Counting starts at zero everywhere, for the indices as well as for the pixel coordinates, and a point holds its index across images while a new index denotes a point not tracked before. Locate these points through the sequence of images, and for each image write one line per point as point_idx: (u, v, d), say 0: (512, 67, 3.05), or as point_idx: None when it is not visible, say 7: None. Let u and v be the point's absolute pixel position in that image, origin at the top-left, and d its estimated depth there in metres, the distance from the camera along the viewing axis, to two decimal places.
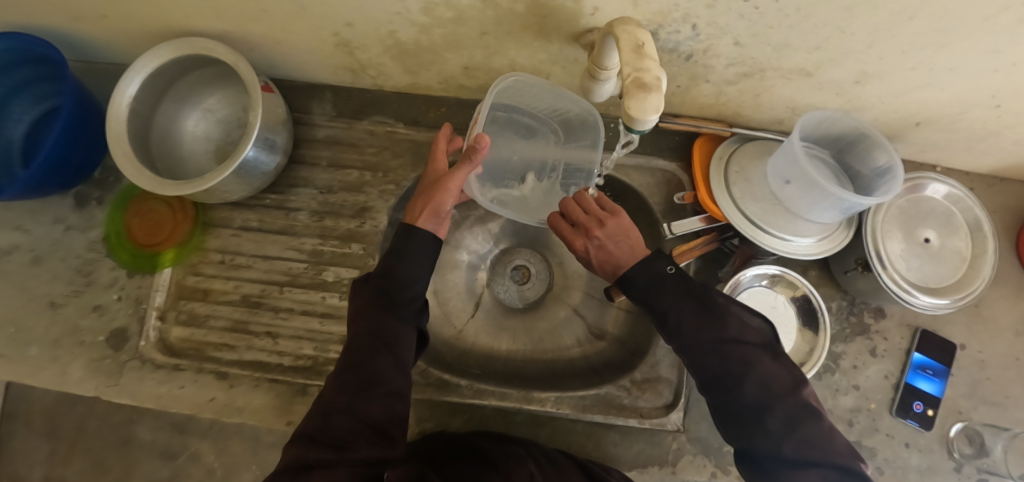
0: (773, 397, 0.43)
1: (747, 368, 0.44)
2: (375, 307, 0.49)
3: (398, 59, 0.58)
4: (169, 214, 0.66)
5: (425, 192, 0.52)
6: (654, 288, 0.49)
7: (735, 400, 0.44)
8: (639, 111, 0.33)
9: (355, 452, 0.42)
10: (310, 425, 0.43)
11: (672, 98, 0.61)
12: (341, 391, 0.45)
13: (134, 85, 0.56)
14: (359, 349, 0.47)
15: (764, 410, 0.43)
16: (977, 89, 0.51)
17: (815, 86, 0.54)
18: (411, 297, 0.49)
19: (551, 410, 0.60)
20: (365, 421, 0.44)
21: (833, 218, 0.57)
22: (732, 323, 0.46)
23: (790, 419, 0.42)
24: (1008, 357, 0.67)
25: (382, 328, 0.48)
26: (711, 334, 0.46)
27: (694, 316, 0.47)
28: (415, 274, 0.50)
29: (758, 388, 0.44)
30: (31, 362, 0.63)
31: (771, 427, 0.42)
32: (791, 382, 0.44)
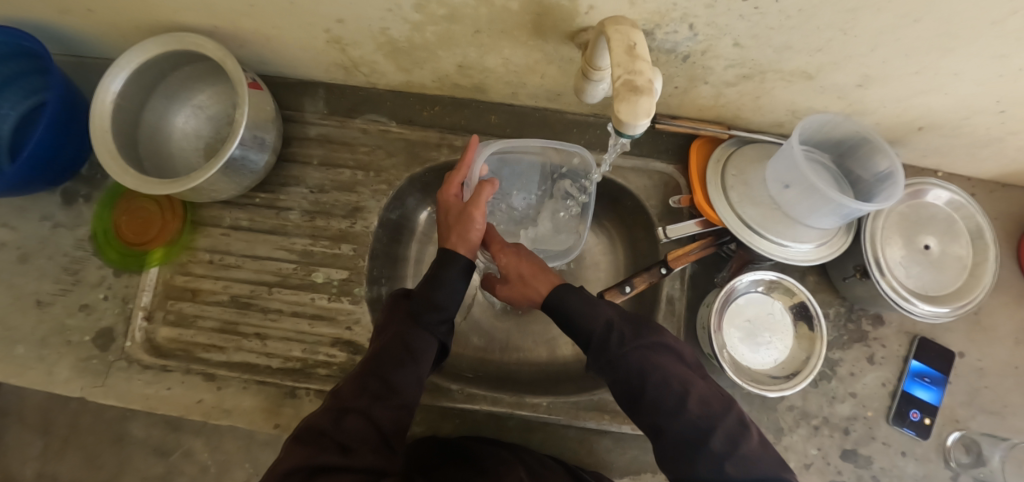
0: (678, 412, 0.45)
1: (683, 386, 0.46)
2: (404, 321, 0.51)
3: (392, 57, 0.57)
4: (157, 212, 0.65)
5: (455, 222, 0.55)
6: (591, 310, 0.51)
7: (678, 423, 0.45)
8: (630, 115, 0.31)
9: (358, 458, 0.41)
10: (323, 422, 0.44)
11: (670, 100, 0.59)
12: (361, 395, 0.46)
13: (119, 80, 0.55)
14: (383, 358, 0.48)
15: (704, 431, 0.44)
16: (981, 94, 0.50)
17: (816, 89, 0.53)
18: (441, 316, 0.51)
19: (543, 415, 0.59)
20: (378, 426, 0.44)
21: (833, 225, 0.56)
22: (666, 339, 0.49)
23: (730, 437, 0.44)
24: (1007, 365, 0.66)
25: (409, 341, 0.49)
26: (634, 347, 0.48)
27: (635, 337, 0.49)
28: (447, 300, 0.51)
29: (666, 403, 0.46)
30: (17, 361, 0.62)
31: (713, 446, 0.43)
32: (682, 391, 0.46)
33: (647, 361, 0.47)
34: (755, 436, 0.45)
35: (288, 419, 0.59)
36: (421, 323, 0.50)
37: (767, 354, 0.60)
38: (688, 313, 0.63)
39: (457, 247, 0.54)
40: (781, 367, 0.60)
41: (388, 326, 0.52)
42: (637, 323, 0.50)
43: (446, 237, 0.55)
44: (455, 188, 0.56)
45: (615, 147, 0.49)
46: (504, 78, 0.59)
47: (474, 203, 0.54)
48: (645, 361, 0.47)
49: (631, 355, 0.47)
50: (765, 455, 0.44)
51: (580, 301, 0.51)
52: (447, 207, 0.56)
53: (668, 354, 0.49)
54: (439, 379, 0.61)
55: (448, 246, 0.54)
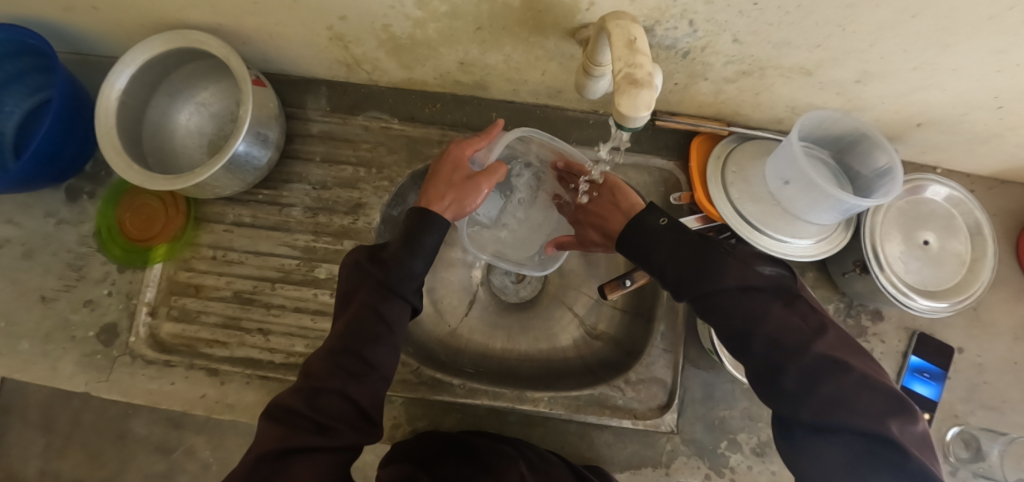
0: (748, 347, 0.44)
1: (751, 321, 0.44)
2: (375, 292, 0.48)
3: (393, 54, 0.57)
4: (161, 208, 0.66)
5: (454, 181, 0.54)
6: (648, 247, 0.51)
7: (750, 358, 0.44)
8: (631, 107, 0.31)
9: (335, 437, 0.41)
10: (295, 402, 0.43)
11: (670, 96, 0.60)
12: (334, 374, 0.44)
13: (124, 77, 0.55)
14: (355, 334, 0.46)
15: (778, 368, 0.42)
16: (980, 90, 0.50)
17: (816, 85, 0.53)
18: (414, 284, 0.50)
19: (544, 410, 0.60)
20: (354, 402, 0.44)
21: (832, 220, 0.56)
22: (732, 272, 0.46)
23: (810, 376, 0.40)
24: (1006, 361, 0.66)
25: (383, 312, 0.47)
26: (698, 283, 0.47)
27: (693, 272, 0.47)
28: (420, 267, 0.50)
29: (733, 337, 0.45)
30: (22, 357, 0.62)
31: (785, 385, 0.41)
32: (750, 325, 0.44)
33: (711, 297, 0.46)
34: (853, 375, 0.39)
35: None
36: (395, 293, 0.48)
37: None
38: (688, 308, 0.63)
39: (446, 210, 0.53)
40: None
41: (357, 295, 0.49)
42: (707, 257, 0.47)
43: (438, 194, 0.54)
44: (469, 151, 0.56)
45: (615, 143, 0.49)
46: (506, 75, 0.59)
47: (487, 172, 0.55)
48: (708, 299, 0.46)
49: (689, 292, 0.47)
50: (859, 395, 0.38)
51: (645, 235, 0.52)
52: (454, 163, 0.55)
53: (739, 290, 0.45)
54: (440, 374, 0.62)
55: (435, 205, 0.53)
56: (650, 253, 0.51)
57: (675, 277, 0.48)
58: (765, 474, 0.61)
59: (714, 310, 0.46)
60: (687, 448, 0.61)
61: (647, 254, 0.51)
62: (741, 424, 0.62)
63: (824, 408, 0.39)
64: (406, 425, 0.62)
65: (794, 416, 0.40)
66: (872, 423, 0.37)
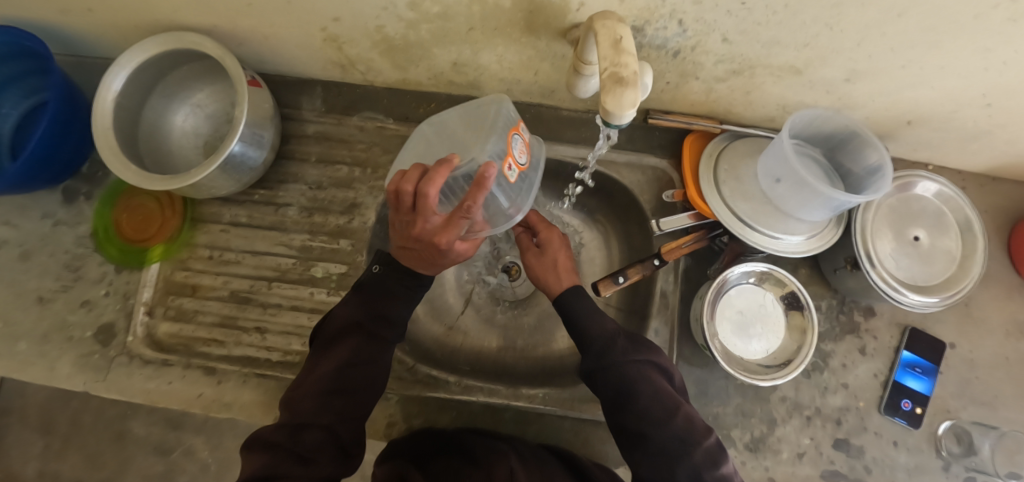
0: (665, 425, 0.48)
1: (671, 402, 0.49)
2: (361, 332, 0.52)
3: (387, 54, 0.58)
4: (157, 209, 0.66)
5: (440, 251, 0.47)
6: (594, 313, 0.55)
7: (660, 433, 0.48)
8: (615, 105, 0.31)
9: (317, 468, 0.45)
10: (280, 436, 0.46)
11: (662, 96, 0.60)
12: (323, 411, 0.48)
13: (119, 79, 0.56)
14: (343, 372, 0.50)
15: (687, 444, 0.47)
16: (968, 88, 0.51)
17: (806, 83, 0.54)
18: (396, 324, 0.53)
19: (539, 407, 0.60)
20: (336, 436, 0.48)
21: (823, 217, 0.57)
22: (658, 355, 0.53)
23: (710, 456, 0.47)
24: (998, 356, 0.67)
25: (367, 352, 0.51)
26: (631, 360, 0.51)
27: (628, 346, 0.52)
28: (405, 308, 0.53)
29: (658, 415, 0.48)
30: (20, 357, 0.63)
31: (693, 460, 0.47)
32: (671, 405, 0.49)
33: (643, 371, 0.51)
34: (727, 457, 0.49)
35: None
36: (379, 334, 0.52)
37: (758, 345, 0.60)
38: (681, 305, 0.64)
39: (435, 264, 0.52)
40: (772, 357, 0.60)
41: (343, 333, 0.52)
42: (632, 341, 0.53)
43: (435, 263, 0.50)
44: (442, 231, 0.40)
45: (608, 138, 0.49)
46: (499, 75, 0.60)
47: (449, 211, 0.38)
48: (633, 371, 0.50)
49: (621, 366, 0.51)
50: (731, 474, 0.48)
51: (585, 303, 0.56)
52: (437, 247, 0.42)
53: (660, 373, 0.52)
54: (435, 372, 0.62)
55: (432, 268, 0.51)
56: (588, 323, 0.54)
57: (614, 347, 0.52)
58: (758, 469, 0.61)
59: (645, 384, 0.50)
60: None
61: (583, 320, 0.54)
62: (734, 420, 0.62)
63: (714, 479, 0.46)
64: (402, 422, 0.62)
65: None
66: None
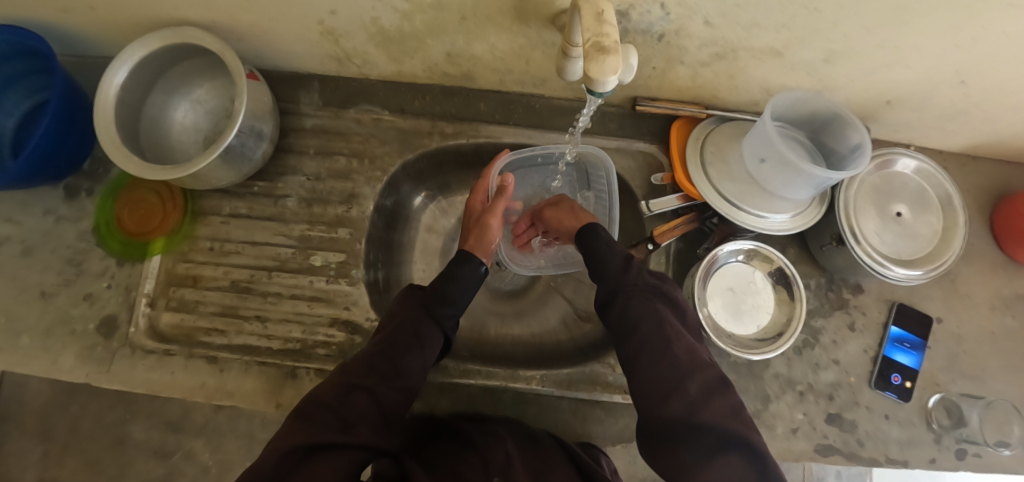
0: (667, 350, 0.49)
1: (674, 332, 0.50)
2: (415, 309, 0.56)
3: (383, 46, 0.60)
4: (159, 203, 0.67)
5: (474, 226, 0.64)
6: (607, 246, 0.57)
7: (660, 358, 0.49)
8: (598, 72, 0.32)
9: (357, 436, 0.47)
10: (330, 397, 0.49)
11: (650, 82, 0.62)
12: (369, 374, 0.51)
13: (121, 73, 0.57)
14: (395, 342, 0.53)
15: (681, 374, 0.47)
16: (942, 66, 0.53)
17: (787, 66, 0.55)
18: (450, 310, 0.57)
19: (537, 388, 0.62)
20: (379, 405, 0.51)
21: (806, 195, 0.58)
22: (675, 292, 0.54)
23: (705, 389, 0.47)
24: (983, 330, 0.69)
25: (419, 329, 0.55)
26: (646, 288, 0.54)
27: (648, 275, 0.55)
28: (458, 294, 0.58)
29: (657, 340, 0.49)
30: (23, 351, 0.63)
31: (687, 388, 0.46)
32: (676, 333, 0.50)
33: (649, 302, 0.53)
34: (733, 402, 0.47)
35: (290, 398, 0.61)
36: (433, 314, 0.56)
37: (749, 320, 0.61)
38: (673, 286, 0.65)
39: (475, 250, 0.62)
40: (762, 332, 0.61)
41: (401, 312, 0.57)
42: (652, 275, 0.56)
43: (465, 239, 0.65)
44: (478, 194, 0.66)
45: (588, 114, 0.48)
46: (491, 65, 0.62)
47: (491, 211, 0.63)
48: (636, 299, 0.53)
49: (629, 297, 0.53)
50: (729, 419, 0.45)
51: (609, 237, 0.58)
52: (471, 211, 0.66)
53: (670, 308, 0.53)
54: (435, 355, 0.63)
55: (466, 246, 0.63)
56: (601, 263, 0.57)
57: (621, 276, 0.55)
58: None
59: (649, 315, 0.51)
60: None
61: (599, 249, 0.57)
62: None
63: (712, 414, 0.45)
64: None
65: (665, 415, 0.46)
66: (744, 429, 0.44)
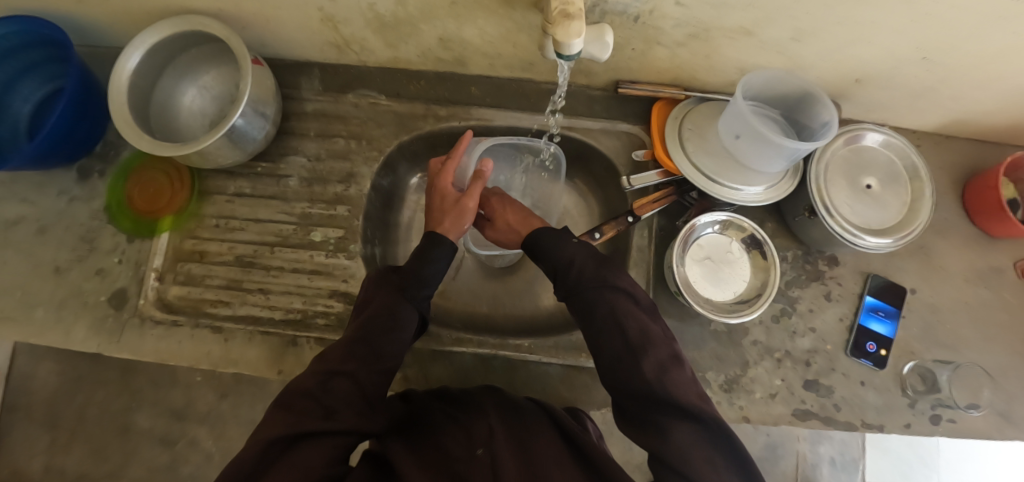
0: (619, 338, 0.51)
1: (627, 319, 0.51)
2: (390, 293, 0.56)
3: (379, 32, 0.64)
4: (167, 183, 0.71)
5: (448, 208, 0.63)
6: (556, 242, 0.58)
7: (613, 343, 0.51)
8: (565, 36, 0.36)
9: (340, 422, 0.48)
10: (310, 385, 0.50)
11: (631, 64, 0.65)
12: (348, 360, 0.52)
13: (134, 58, 0.61)
14: (370, 327, 0.54)
15: (634, 354, 0.49)
16: (903, 42, 0.55)
17: (758, 45, 0.58)
18: (422, 289, 0.57)
19: (526, 354, 0.65)
20: (361, 390, 0.51)
21: (779, 167, 0.62)
22: (626, 278, 0.55)
23: (660, 366, 0.48)
24: (957, 301, 0.72)
25: (394, 310, 0.55)
26: (591, 284, 0.54)
27: (594, 266, 0.55)
28: (432, 275, 0.58)
29: (609, 329, 0.51)
30: (38, 323, 0.67)
31: (643, 370, 0.48)
32: (627, 320, 0.51)
33: (603, 291, 0.53)
34: (686, 378, 0.49)
35: (291, 365, 0.64)
36: (406, 296, 0.56)
37: (728, 287, 0.64)
38: (655, 258, 0.68)
39: (450, 232, 0.62)
40: (739, 297, 0.64)
41: (375, 299, 0.57)
42: (603, 264, 0.56)
43: (437, 221, 0.63)
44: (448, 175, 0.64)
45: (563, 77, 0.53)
46: (481, 49, 0.65)
47: (468, 195, 0.63)
48: (590, 290, 0.53)
49: (585, 290, 0.54)
50: (686, 393, 0.47)
51: (557, 233, 0.59)
52: (442, 192, 0.64)
53: (625, 295, 0.54)
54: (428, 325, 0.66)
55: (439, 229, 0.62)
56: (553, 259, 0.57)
57: (574, 271, 0.55)
58: (733, 409, 0.65)
59: (603, 308, 0.52)
60: None
61: (551, 247, 0.58)
62: (709, 364, 0.66)
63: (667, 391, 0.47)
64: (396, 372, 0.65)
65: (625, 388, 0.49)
66: (697, 403, 0.47)
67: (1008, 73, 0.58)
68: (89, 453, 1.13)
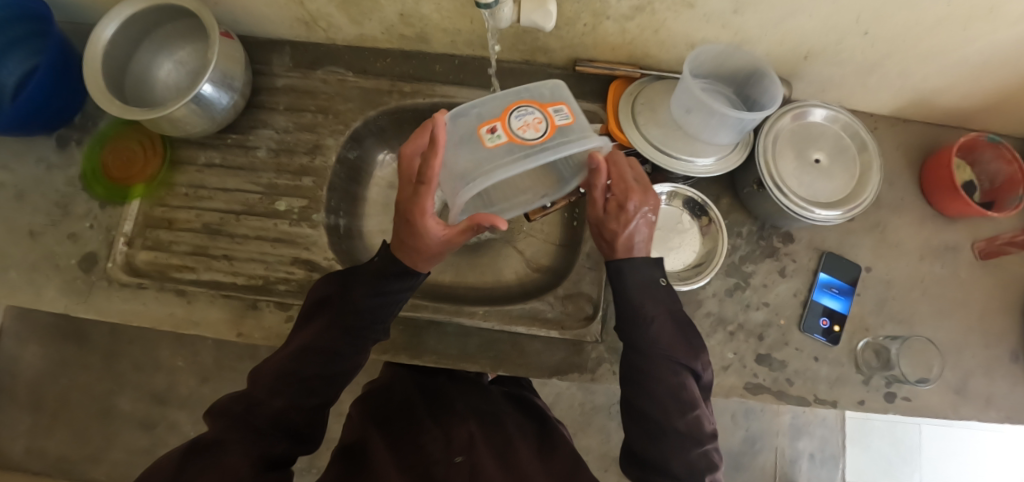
0: (676, 418, 0.50)
1: (689, 403, 0.50)
2: (333, 325, 0.54)
3: (343, 7, 0.66)
4: (140, 152, 0.73)
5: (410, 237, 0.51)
6: (644, 292, 0.54)
7: (671, 422, 0.50)
8: None
9: (267, 445, 0.48)
10: (234, 407, 0.50)
11: (585, 40, 0.67)
12: (278, 393, 0.51)
13: (109, 29, 0.64)
14: (309, 359, 0.53)
15: (679, 438, 0.50)
16: (841, 14, 0.57)
17: (702, 18, 0.60)
18: (373, 321, 0.55)
19: (480, 322, 0.67)
20: (290, 421, 0.51)
21: (727, 139, 0.63)
22: (701, 358, 0.53)
23: (695, 461, 0.50)
24: (912, 278, 0.72)
25: (337, 345, 0.54)
26: (667, 352, 0.52)
27: (671, 335, 0.52)
28: (382, 310, 0.55)
29: (672, 406, 0.50)
30: (8, 284, 0.69)
31: (687, 457, 0.50)
32: (686, 398, 0.51)
33: (675, 370, 0.51)
34: (713, 468, 0.52)
35: (250, 328, 0.66)
36: (350, 328, 0.54)
37: (677, 256, 0.68)
38: None
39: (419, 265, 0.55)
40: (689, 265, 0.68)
41: (313, 325, 0.55)
42: (679, 331, 0.53)
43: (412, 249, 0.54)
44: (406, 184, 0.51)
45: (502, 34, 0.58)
46: (441, 26, 0.68)
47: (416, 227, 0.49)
48: (664, 362, 0.51)
49: (654, 359, 0.51)
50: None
51: (646, 279, 0.54)
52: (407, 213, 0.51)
53: (690, 373, 0.52)
54: None
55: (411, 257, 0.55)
56: (629, 315, 0.53)
57: (647, 332, 0.52)
58: None
59: (673, 379, 0.51)
60: (612, 355, 0.66)
61: (630, 297, 0.53)
62: None
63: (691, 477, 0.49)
64: None
65: (663, 464, 0.50)
66: None
67: (947, 46, 0.60)
68: (69, 435, 1.14)
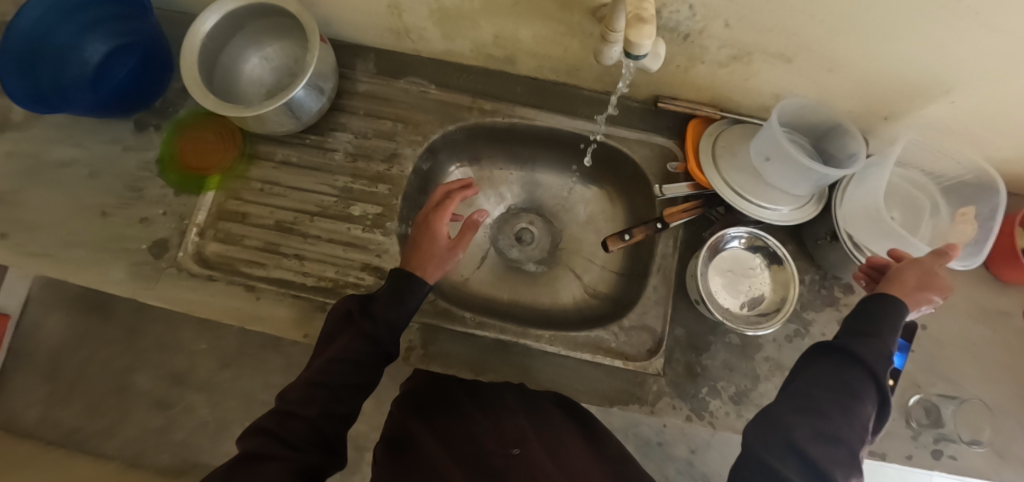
0: (855, 438, 0.46)
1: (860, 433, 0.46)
2: (360, 336, 0.54)
3: (439, 24, 0.67)
4: (218, 143, 0.74)
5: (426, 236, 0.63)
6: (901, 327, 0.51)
7: (849, 436, 0.46)
8: (637, 37, 0.44)
9: (302, 454, 0.47)
10: (268, 421, 0.49)
11: (672, 79, 0.69)
12: (309, 403, 0.51)
13: (209, 22, 0.65)
14: (342, 368, 0.53)
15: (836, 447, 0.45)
16: (933, 85, 0.58)
17: (795, 73, 0.62)
18: (392, 334, 0.56)
19: (545, 345, 0.67)
20: (321, 432, 0.50)
21: (806, 189, 0.65)
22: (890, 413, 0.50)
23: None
24: (963, 339, 0.74)
25: (356, 354, 0.53)
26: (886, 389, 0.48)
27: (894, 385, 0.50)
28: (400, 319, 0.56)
29: (859, 422, 0.46)
30: (75, 262, 0.68)
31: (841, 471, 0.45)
32: (862, 434, 0.47)
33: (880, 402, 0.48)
34: None
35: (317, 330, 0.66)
36: (372, 339, 0.55)
37: (743, 299, 0.70)
38: (677, 266, 0.71)
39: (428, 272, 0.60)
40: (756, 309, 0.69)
41: (339, 338, 0.55)
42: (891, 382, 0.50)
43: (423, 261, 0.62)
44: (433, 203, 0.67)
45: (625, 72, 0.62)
46: (532, 50, 0.69)
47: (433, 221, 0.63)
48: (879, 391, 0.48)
49: (878, 382, 0.48)
50: None
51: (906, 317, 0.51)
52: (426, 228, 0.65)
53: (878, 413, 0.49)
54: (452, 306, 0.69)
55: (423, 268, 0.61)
56: (873, 336, 0.50)
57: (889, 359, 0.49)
58: (742, 421, 0.66)
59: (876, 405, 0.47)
60: (671, 391, 0.66)
61: (887, 325, 0.50)
62: (720, 373, 0.68)
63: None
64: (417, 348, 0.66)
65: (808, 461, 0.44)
66: None
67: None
68: None
